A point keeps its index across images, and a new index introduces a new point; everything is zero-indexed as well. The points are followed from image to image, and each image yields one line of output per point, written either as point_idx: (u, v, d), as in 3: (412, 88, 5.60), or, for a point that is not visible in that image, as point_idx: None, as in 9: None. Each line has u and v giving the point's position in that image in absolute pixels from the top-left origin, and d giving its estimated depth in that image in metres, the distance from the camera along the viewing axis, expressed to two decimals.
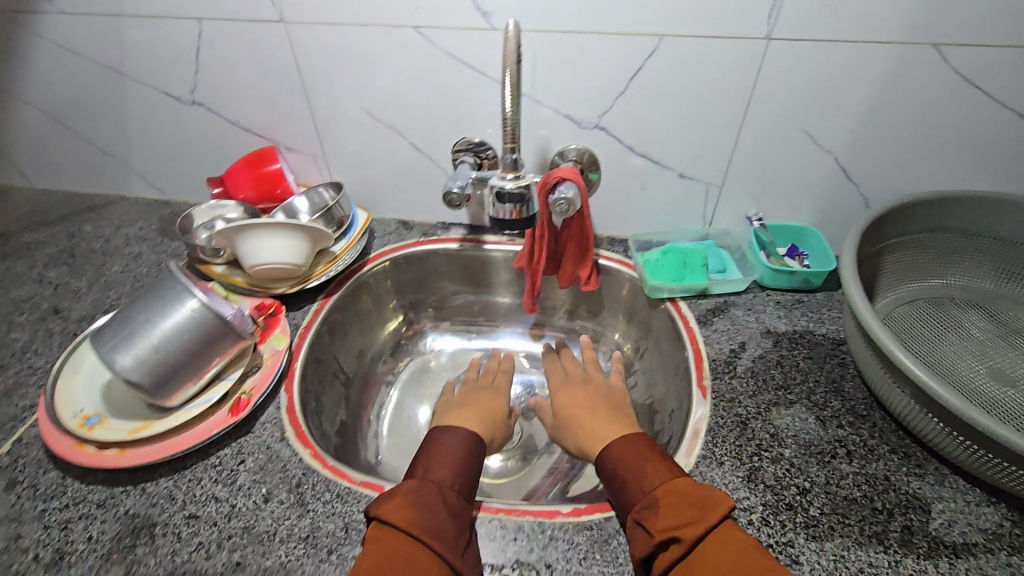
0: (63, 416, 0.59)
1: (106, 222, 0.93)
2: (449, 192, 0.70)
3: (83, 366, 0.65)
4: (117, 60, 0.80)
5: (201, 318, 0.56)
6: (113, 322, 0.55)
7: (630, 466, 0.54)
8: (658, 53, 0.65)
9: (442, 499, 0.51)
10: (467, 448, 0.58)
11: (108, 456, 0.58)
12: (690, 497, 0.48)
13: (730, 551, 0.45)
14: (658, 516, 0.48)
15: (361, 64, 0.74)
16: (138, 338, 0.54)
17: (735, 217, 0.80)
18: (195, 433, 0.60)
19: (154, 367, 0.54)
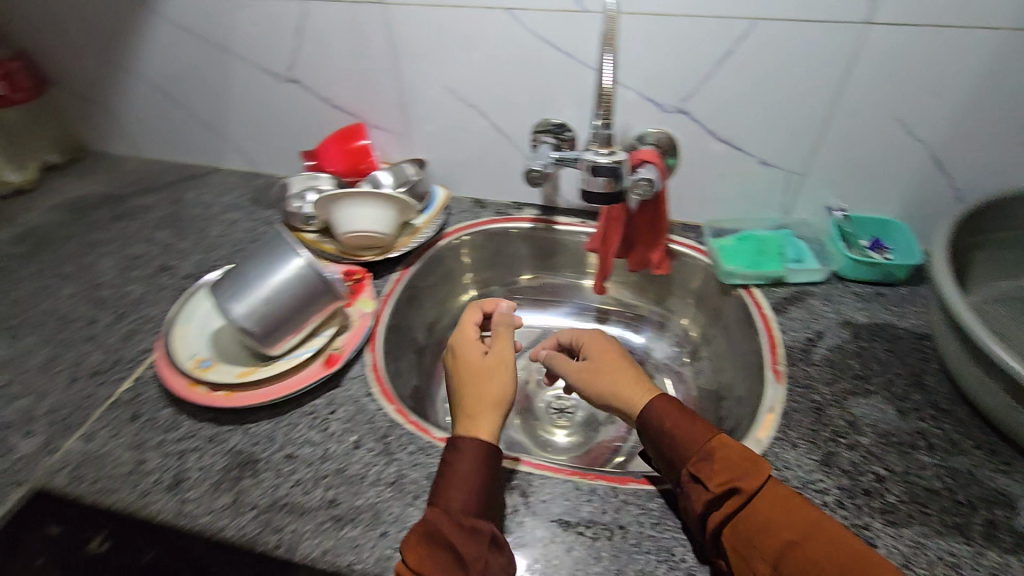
0: (180, 358, 0.66)
1: (205, 191, 1.01)
2: (531, 169, 0.74)
3: (195, 316, 0.71)
4: (226, 39, 0.86)
5: (305, 275, 0.60)
6: (230, 276, 0.61)
7: (679, 421, 0.54)
8: (750, 37, 0.66)
9: (456, 536, 0.47)
10: (479, 460, 0.52)
11: (216, 396, 0.64)
12: (741, 456, 0.50)
13: (785, 503, 0.47)
14: (713, 468, 0.49)
15: (452, 45, 0.77)
16: (251, 290, 0.59)
17: (815, 207, 0.79)
18: (292, 382, 0.65)
19: (264, 318, 0.59)
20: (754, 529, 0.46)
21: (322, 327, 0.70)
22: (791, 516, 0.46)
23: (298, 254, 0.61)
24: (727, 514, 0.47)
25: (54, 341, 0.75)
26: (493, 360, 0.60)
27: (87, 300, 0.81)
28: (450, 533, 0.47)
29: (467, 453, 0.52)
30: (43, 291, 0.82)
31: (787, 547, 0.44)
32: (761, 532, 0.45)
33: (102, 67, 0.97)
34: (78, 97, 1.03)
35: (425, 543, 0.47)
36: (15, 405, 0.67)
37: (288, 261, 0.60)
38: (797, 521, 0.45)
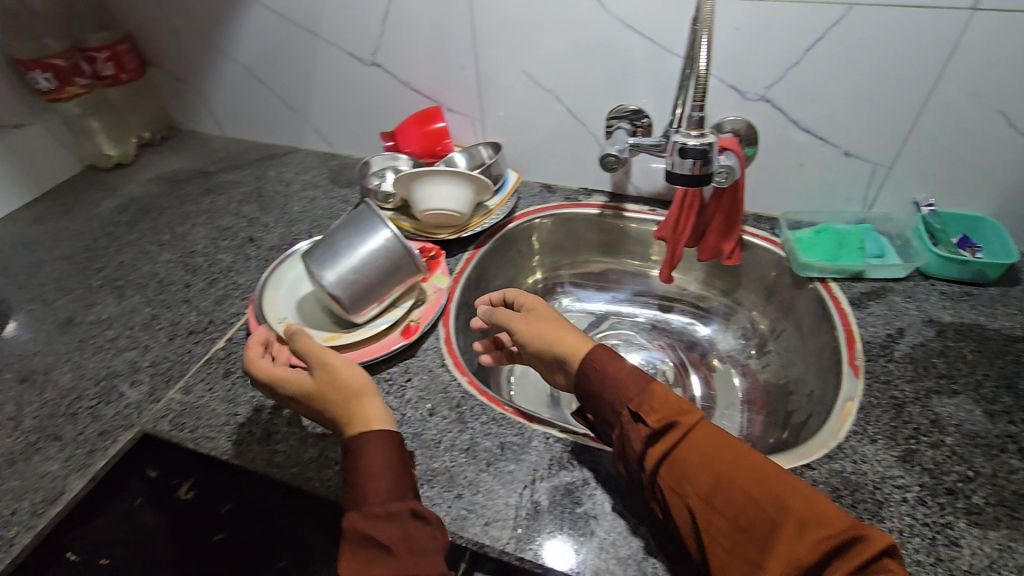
0: (270, 321, 0.71)
1: (286, 169, 1.07)
2: (608, 154, 0.75)
3: (282, 285, 0.76)
4: (315, 23, 0.90)
5: (392, 248, 0.64)
6: (321, 246, 0.65)
7: (620, 368, 0.56)
8: (844, 23, 0.64)
9: (373, 525, 0.47)
10: (379, 447, 0.51)
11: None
12: (675, 396, 0.52)
13: (717, 438, 0.49)
14: (651, 408, 0.51)
15: (534, 30, 0.78)
16: (342, 260, 0.63)
17: (900, 201, 0.76)
18: (372, 349, 0.69)
19: (352, 286, 0.63)
20: (691, 470, 0.47)
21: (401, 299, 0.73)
22: (723, 452, 0.47)
23: (385, 228, 0.64)
24: (662, 450, 0.49)
25: (154, 301, 0.81)
26: (320, 378, 0.55)
27: (183, 266, 0.87)
28: (367, 523, 0.47)
29: (370, 443, 0.51)
30: (143, 256, 0.89)
31: (720, 479, 0.46)
32: (696, 466, 0.47)
33: (198, 49, 1.04)
34: (174, 78, 1.11)
35: (351, 539, 0.47)
36: (123, 356, 0.74)
37: (376, 233, 0.64)
38: (728, 460, 0.47)
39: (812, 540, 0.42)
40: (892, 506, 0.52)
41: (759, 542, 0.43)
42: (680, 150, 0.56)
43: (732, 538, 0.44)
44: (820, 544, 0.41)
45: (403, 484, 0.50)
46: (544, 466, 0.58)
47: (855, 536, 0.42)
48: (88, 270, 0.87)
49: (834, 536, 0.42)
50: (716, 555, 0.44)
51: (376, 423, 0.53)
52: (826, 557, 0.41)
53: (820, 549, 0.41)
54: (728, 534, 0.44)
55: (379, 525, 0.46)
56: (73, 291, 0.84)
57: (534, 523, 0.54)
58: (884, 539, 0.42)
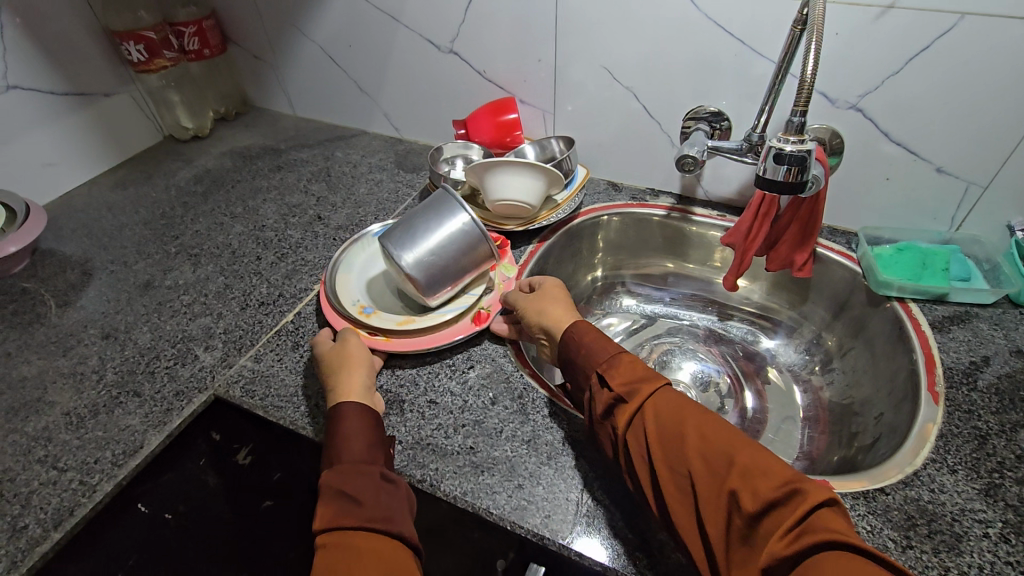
0: (344, 303, 0.73)
1: (353, 151, 1.09)
2: (685, 156, 0.74)
3: (353, 269, 0.79)
4: (397, 9, 0.92)
5: (468, 232, 0.66)
6: (397, 227, 0.67)
7: (598, 339, 0.59)
8: (953, 34, 0.61)
9: (348, 478, 0.51)
10: (361, 415, 0.57)
11: (375, 339, 0.69)
12: (643, 366, 0.55)
13: (676, 401, 0.50)
14: (616, 372, 0.54)
15: (619, 26, 0.77)
16: (420, 241, 0.65)
17: (992, 223, 0.72)
18: (445, 334, 0.70)
19: (427, 268, 0.65)
20: (646, 429, 0.49)
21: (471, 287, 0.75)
22: (678, 412, 0.49)
23: (463, 212, 0.66)
24: (625, 411, 0.51)
25: (228, 271, 0.84)
26: (332, 354, 0.64)
27: (254, 239, 0.90)
28: (339, 478, 0.51)
29: (349, 411, 0.57)
30: (217, 227, 0.92)
31: (673, 437, 0.47)
32: (654, 425, 0.49)
33: (279, 29, 1.06)
34: (253, 56, 1.14)
35: (325, 492, 0.51)
36: (198, 321, 0.77)
37: (453, 217, 0.66)
38: (683, 418, 0.48)
39: (752, 491, 0.41)
40: (972, 540, 0.50)
41: (706, 497, 0.44)
42: (775, 155, 0.54)
43: (684, 494, 0.45)
44: (759, 495, 0.41)
45: (376, 455, 0.55)
46: (606, 464, 0.58)
47: (796, 488, 0.41)
48: (165, 237, 0.91)
49: (775, 487, 0.41)
50: (671, 514, 0.45)
51: (361, 397, 0.60)
52: (767, 508, 0.41)
53: (759, 499, 0.41)
54: (681, 491, 0.45)
55: (350, 478, 0.51)
56: (152, 255, 0.88)
57: (595, 521, 0.53)
58: (827, 494, 0.41)
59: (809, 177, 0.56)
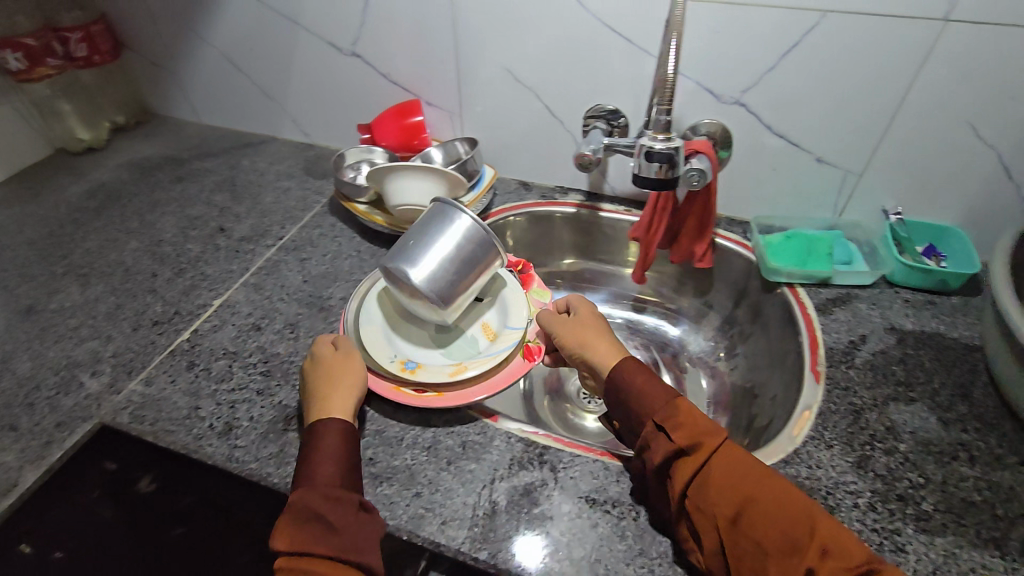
0: (380, 362, 0.66)
1: (261, 159, 1.06)
2: (581, 155, 0.74)
3: (377, 321, 0.71)
4: (294, 11, 0.89)
5: (474, 235, 0.65)
6: (399, 248, 0.65)
7: (649, 381, 0.57)
8: (817, 32, 0.64)
9: (322, 505, 0.49)
10: (341, 437, 0.55)
11: (426, 397, 0.63)
12: (702, 415, 0.53)
13: (742, 459, 0.50)
14: (678, 424, 0.52)
15: (513, 28, 0.77)
16: (427, 252, 0.64)
17: (869, 209, 0.77)
18: (502, 377, 0.66)
19: (442, 272, 0.63)
20: (717, 490, 0.48)
21: (512, 320, 0.72)
22: (747, 473, 0.48)
23: (465, 216, 0.65)
24: (690, 467, 0.49)
25: (120, 291, 0.80)
26: (320, 370, 0.61)
27: (150, 255, 0.85)
28: (314, 503, 0.49)
29: (328, 431, 0.55)
30: (110, 244, 0.88)
31: (744, 501, 0.47)
32: (724, 485, 0.48)
33: (173, 34, 1.02)
34: (149, 62, 1.08)
35: (297, 513, 0.49)
36: (85, 346, 0.72)
37: (453, 219, 0.65)
38: (755, 481, 0.48)
39: (830, 568, 0.43)
40: (843, 511, 0.53)
41: (782, 568, 0.44)
42: (645, 154, 0.56)
43: (757, 562, 0.45)
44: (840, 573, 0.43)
45: (350, 478, 0.53)
46: (505, 465, 0.58)
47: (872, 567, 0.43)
48: (52, 257, 0.85)
49: (855, 566, 0.43)
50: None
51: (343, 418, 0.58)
52: None
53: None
54: (753, 557, 0.45)
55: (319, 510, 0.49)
56: (36, 277, 0.82)
57: (491, 523, 0.54)
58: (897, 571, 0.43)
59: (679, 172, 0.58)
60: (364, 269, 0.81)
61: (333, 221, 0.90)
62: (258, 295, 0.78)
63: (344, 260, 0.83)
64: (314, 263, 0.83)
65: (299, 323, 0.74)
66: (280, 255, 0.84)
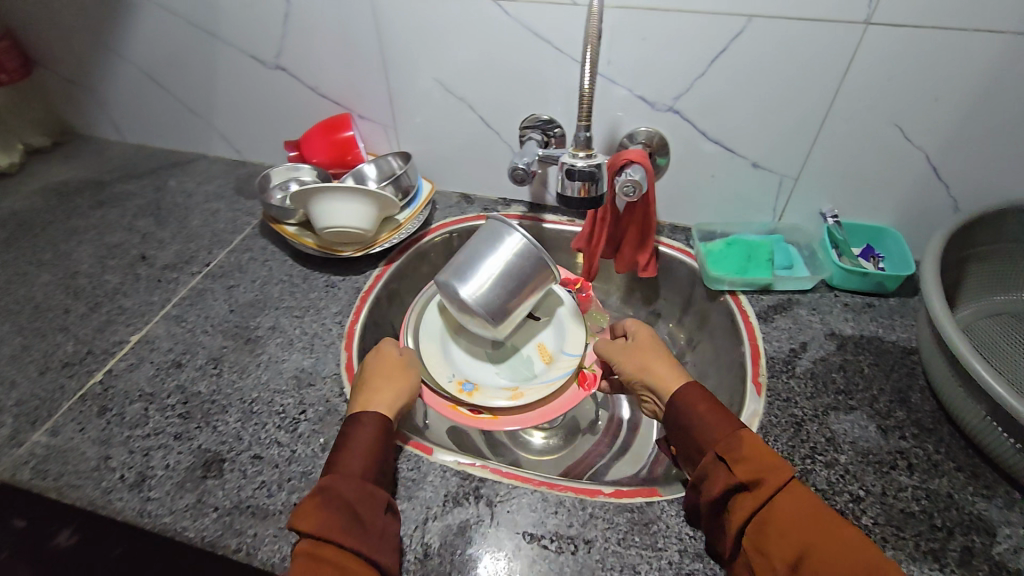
0: (442, 381, 0.74)
1: (189, 179, 1.00)
2: (516, 166, 0.70)
3: (436, 335, 0.78)
4: (211, 24, 0.84)
5: (525, 256, 0.66)
6: (451, 262, 0.68)
7: (709, 410, 0.54)
8: (743, 37, 0.63)
9: (353, 497, 0.49)
10: (379, 435, 0.55)
11: (483, 419, 0.72)
12: (768, 451, 0.49)
13: (806, 501, 0.46)
14: (736, 458, 0.49)
15: (440, 38, 0.74)
16: (479, 269, 0.66)
17: (807, 212, 0.76)
18: (558, 404, 0.74)
19: (492, 291, 0.65)
20: (777, 531, 0.45)
21: (569, 347, 0.78)
22: (810, 519, 0.45)
23: (518, 234, 0.66)
24: (751, 505, 0.47)
25: (27, 330, 0.74)
26: (378, 365, 0.62)
27: (63, 288, 0.80)
28: (348, 491, 0.49)
29: (368, 424, 0.55)
30: (19, 278, 0.81)
31: (803, 544, 0.44)
32: (784, 527, 0.45)
33: (86, 49, 0.95)
34: (64, 79, 1.01)
35: (326, 498, 0.48)
36: None
37: (505, 237, 0.66)
38: (816, 528, 0.44)
39: None
40: None
41: None
42: (566, 171, 0.57)
43: None
44: None
45: (380, 477, 0.53)
46: (439, 503, 0.55)
47: None
48: None
49: None
50: None
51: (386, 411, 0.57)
52: None
53: None
54: None
55: (352, 502, 0.49)
56: None
57: (422, 569, 0.50)
58: None
59: (603, 188, 0.58)
60: (295, 295, 0.77)
61: (264, 243, 0.85)
62: (180, 328, 0.73)
63: (274, 285, 0.78)
64: (242, 290, 0.78)
65: (223, 357, 0.69)
66: (205, 282, 0.80)
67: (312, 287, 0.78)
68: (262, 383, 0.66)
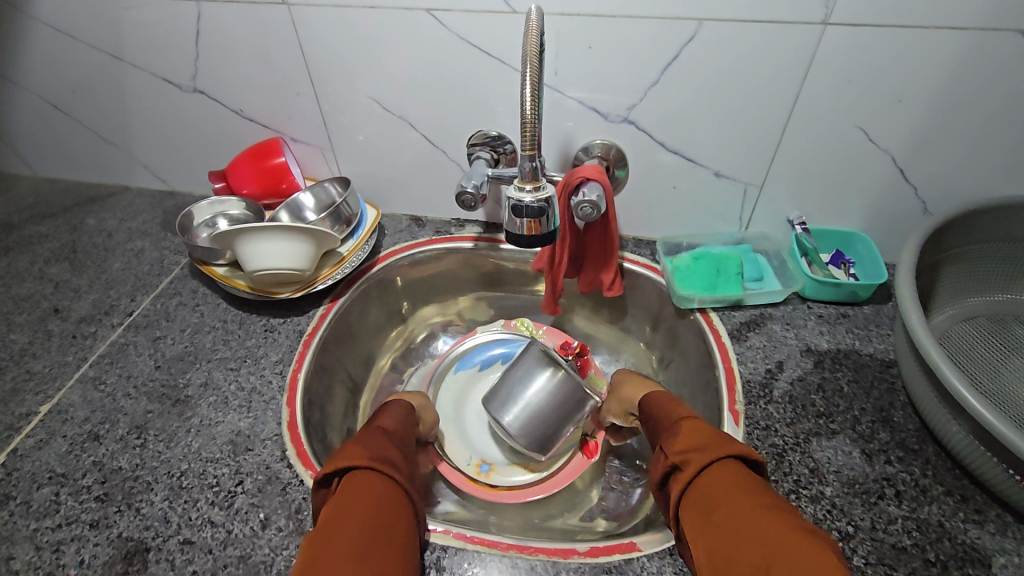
0: (459, 463, 0.72)
1: (110, 216, 0.91)
2: (464, 191, 0.64)
3: (447, 417, 0.77)
4: (114, 45, 0.75)
5: (557, 385, 0.66)
6: (499, 383, 0.70)
7: (669, 410, 0.58)
8: (697, 41, 0.58)
9: (384, 441, 0.54)
10: (403, 411, 0.62)
11: (499, 492, 0.68)
12: (705, 433, 0.51)
13: (732, 472, 0.46)
14: (678, 439, 0.51)
15: (372, 52, 0.67)
16: (515, 400, 0.67)
17: (774, 220, 0.73)
18: (564, 473, 0.69)
19: (529, 420, 0.66)
20: (698, 494, 0.46)
21: None
22: (727, 482, 0.45)
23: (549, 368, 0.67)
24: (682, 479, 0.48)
25: None
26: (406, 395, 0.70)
27: None
28: (376, 437, 0.54)
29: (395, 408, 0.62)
30: None
31: (717, 501, 0.44)
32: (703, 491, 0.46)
33: None
34: None
35: (363, 439, 0.53)
36: None
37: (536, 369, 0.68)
38: (729, 491, 0.44)
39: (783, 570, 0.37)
40: None
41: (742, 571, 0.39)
42: (512, 209, 0.53)
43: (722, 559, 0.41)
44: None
45: (399, 439, 0.57)
46: None
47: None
48: None
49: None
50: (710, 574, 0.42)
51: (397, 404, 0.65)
52: None
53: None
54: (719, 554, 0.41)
55: (376, 444, 0.53)
56: None
57: None
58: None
59: (554, 223, 0.55)
60: (230, 344, 0.70)
61: (195, 286, 0.78)
62: (97, 392, 0.65)
63: (206, 333, 0.71)
64: (169, 342, 0.70)
65: (148, 424, 0.62)
66: (127, 335, 0.71)
67: (249, 333, 0.71)
68: (193, 452, 0.59)
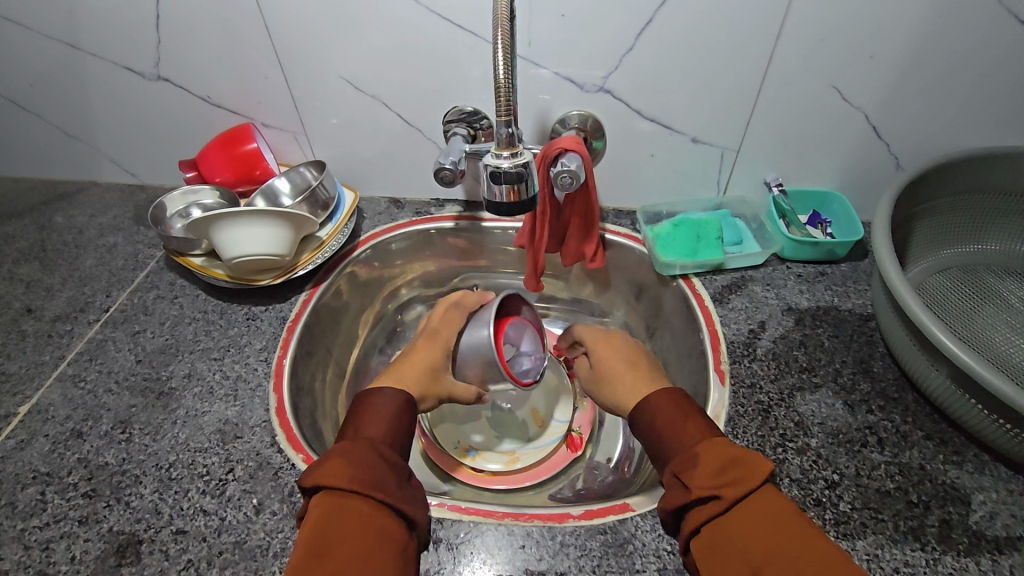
0: (446, 446, 0.71)
1: (80, 213, 0.89)
2: (441, 167, 0.63)
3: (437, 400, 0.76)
4: (70, 33, 0.72)
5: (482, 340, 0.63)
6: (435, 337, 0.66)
7: (671, 419, 0.51)
8: (669, 4, 0.58)
9: (380, 459, 0.46)
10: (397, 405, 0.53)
11: (483, 476, 0.69)
12: (733, 457, 0.44)
13: (772, 510, 0.41)
14: (699, 469, 0.45)
15: (339, 30, 0.66)
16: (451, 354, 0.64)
17: (752, 183, 0.74)
18: (549, 464, 0.70)
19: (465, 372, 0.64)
20: (733, 538, 0.41)
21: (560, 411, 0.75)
22: (765, 519, 0.41)
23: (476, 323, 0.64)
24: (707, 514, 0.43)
25: None
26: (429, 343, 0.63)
27: None
28: (364, 448, 0.47)
29: (386, 400, 0.52)
30: None
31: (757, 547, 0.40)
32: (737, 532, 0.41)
33: None
34: None
35: (352, 452, 0.46)
36: None
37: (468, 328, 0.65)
38: (774, 531, 0.40)
39: None
40: None
41: None
42: (492, 176, 0.53)
43: None
44: None
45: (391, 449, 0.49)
46: None
47: None
48: None
49: None
50: None
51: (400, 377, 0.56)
52: None
53: None
54: None
55: (370, 461, 0.46)
56: None
57: None
58: None
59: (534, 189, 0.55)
60: (212, 334, 0.69)
61: (172, 278, 0.76)
62: (77, 390, 0.64)
63: (187, 325, 0.70)
64: (148, 335, 0.69)
65: (132, 418, 0.61)
66: (105, 331, 0.70)
67: (230, 323, 0.70)
68: (180, 443, 0.58)
